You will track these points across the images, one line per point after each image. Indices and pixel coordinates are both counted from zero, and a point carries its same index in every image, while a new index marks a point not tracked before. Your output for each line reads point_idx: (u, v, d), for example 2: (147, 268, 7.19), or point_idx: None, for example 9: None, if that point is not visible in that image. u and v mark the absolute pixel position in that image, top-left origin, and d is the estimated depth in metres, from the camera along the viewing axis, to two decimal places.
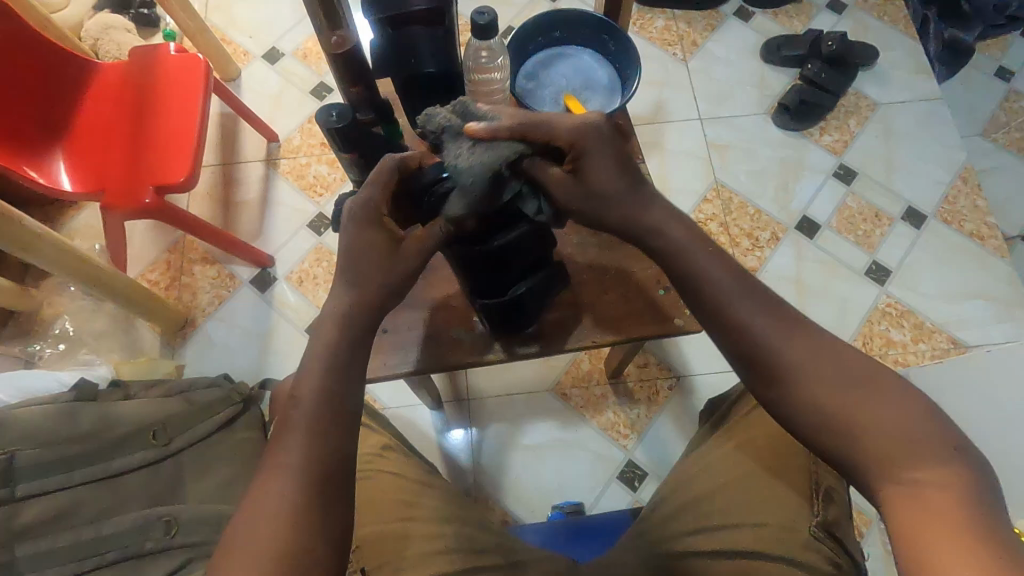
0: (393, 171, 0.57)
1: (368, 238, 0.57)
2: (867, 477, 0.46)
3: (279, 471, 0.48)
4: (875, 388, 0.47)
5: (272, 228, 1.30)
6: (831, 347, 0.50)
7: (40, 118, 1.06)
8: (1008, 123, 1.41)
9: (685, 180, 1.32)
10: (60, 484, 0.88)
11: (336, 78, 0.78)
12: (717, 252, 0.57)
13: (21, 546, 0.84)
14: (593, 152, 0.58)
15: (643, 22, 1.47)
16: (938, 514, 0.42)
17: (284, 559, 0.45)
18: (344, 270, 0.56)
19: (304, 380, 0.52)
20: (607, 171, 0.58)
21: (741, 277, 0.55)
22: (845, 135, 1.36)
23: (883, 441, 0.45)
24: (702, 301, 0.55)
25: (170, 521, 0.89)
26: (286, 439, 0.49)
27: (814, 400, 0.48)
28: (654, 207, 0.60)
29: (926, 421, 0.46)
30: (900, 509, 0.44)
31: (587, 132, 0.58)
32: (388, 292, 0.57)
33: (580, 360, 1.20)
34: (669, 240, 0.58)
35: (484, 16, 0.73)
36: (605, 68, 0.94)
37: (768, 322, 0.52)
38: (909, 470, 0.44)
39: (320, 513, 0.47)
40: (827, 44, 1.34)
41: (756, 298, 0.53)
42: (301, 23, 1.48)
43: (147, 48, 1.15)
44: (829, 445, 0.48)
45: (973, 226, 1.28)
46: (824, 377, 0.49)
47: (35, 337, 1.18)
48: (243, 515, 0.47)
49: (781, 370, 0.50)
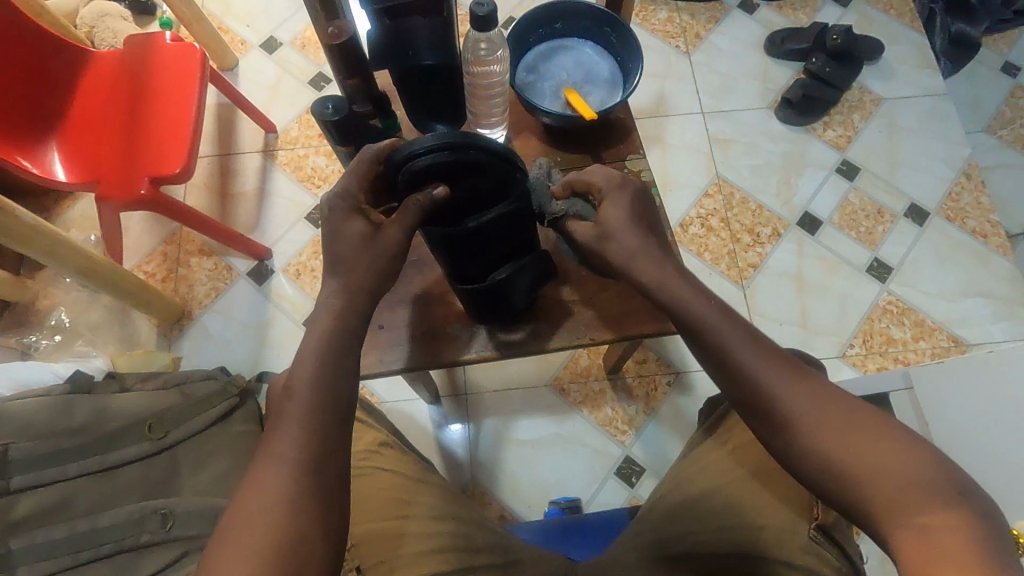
0: (369, 162, 0.58)
1: (347, 224, 0.57)
2: (873, 523, 0.44)
3: (274, 460, 0.47)
4: (881, 431, 0.46)
5: (270, 220, 1.29)
6: (833, 395, 0.49)
7: (35, 108, 1.04)
8: (1013, 119, 1.40)
9: (686, 175, 1.31)
10: (55, 477, 0.87)
11: (334, 69, 0.77)
12: (721, 305, 0.55)
13: (15, 539, 0.83)
14: (613, 201, 0.62)
15: (645, 14, 1.45)
16: (946, 555, 0.41)
17: (274, 547, 0.43)
18: (329, 261, 0.57)
19: (299, 369, 0.51)
20: (621, 219, 0.61)
21: (743, 323, 0.54)
22: (848, 131, 1.35)
23: (890, 485, 0.44)
24: (707, 352, 0.54)
25: (166, 514, 0.89)
26: (280, 429, 0.48)
27: (818, 447, 0.47)
28: (664, 263, 0.59)
29: (934, 464, 0.44)
30: (909, 555, 0.42)
31: (609, 184, 0.63)
32: (379, 272, 0.58)
33: (578, 355, 1.19)
34: (674, 292, 0.57)
35: (484, 7, 0.71)
36: (606, 61, 0.93)
37: (775, 369, 0.50)
38: (916, 515, 0.43)
39: (318, 501, 0.46)
40: (833, 38, 1.32)
41: (759, 346, 0.52)
42: (299, 12, 1.46)
43: (143, 37, 1.13)
44: (833, 489, 0.47)
45: (976, 224, 1.26)
46: (827, 423, 0.47)
47: (30, 328, 1.17)
48: (235, 510, 0.45)
49: (784, 418, 0.49)
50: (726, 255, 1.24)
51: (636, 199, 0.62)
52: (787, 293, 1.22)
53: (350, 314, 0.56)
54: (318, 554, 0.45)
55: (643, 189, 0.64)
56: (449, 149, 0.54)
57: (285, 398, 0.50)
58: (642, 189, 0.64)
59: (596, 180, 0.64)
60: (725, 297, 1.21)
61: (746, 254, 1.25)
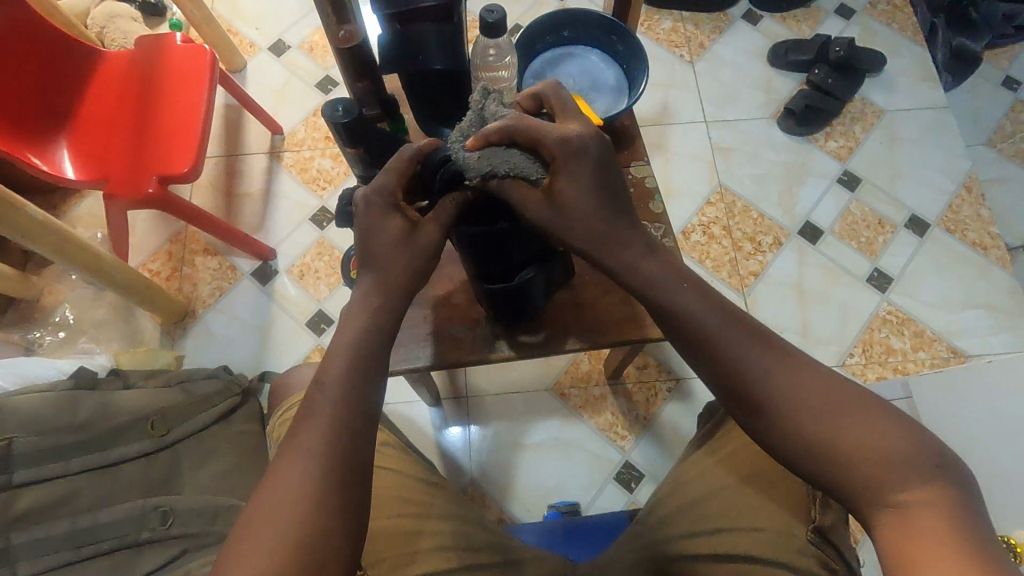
0: (410, 160, 0.56)
1: (384, 221, 0.55)
2: (856, 503, 0.45)
3: (298, 454, 0.47)
4: (860, 409, 0.46)
5: (275, 221, 1.30)
6: (814, 375, 0.48)
7: (45, 106, 1.05)
8: (1014, 132, 1.41)
9: (689, 183, 1.32)
10: (60, 471, 0.87)
11: (344, 72, 0.78)
12: (695, 287, 0.53)
13: (16, 533, 0.83)
14: (572, 169, 0.54)
15: (650, 23, 1.47)
16: (924, 532, 0.41)
17: (295, 540, 0.44)
18: (363, 257, 0.56)
19: (333, 361, 0.52)
20: (583, 191, 0.55)
21: (719, 302, 0.52)
22: (850, 142, 1.36)
23: (869, 464, 0.44)
24: (682, 335, 0.52)
25: (166, 511, 0.89)
26: (310, 420, 0.49)
27: (801, 432, 0.46)
28: (635, 242, 0.56)
29: (912, 437, 0.44)
30: (887, 533, 0.43)
31: (566, 147, 0.54)
32: (416, 271, 0.56)
33: (579, 360, 1.20)
34: (642, 275, 0.55)
35: (494, 14, 0.72)
36: (612, 68, 0.94)
37: (755, 350, 0.49)
38: (897, 491, 0.43)
39: (341, 497, 0.46)
40: (836, 50, 1.33)
41: (738, 328, 0.51)
42: (308, 15, 1.48)
43: (154, 38, 1.15)
44: (812, 472, 0.47)
45: (976, 236, 1.27)
46: (808, 406, 0.47)
47: (35, 324, 1.18)
48: (259, 498, 0.46)
49: (764, 403, 0.48)
50: (727, 262, 1.25)
51: (599, 160, 0.55)
52: (788, 302, 1.23)
53: (386, 312, 0.54)
54: (340, 540, 0.46)
55: (606, 143, 0.55)
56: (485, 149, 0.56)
57: (316, 393, 0.50)
58: (606, 145, 0.55)
59: (548, 139, 0.54)
60: None
61: (747, 262, 1.26)
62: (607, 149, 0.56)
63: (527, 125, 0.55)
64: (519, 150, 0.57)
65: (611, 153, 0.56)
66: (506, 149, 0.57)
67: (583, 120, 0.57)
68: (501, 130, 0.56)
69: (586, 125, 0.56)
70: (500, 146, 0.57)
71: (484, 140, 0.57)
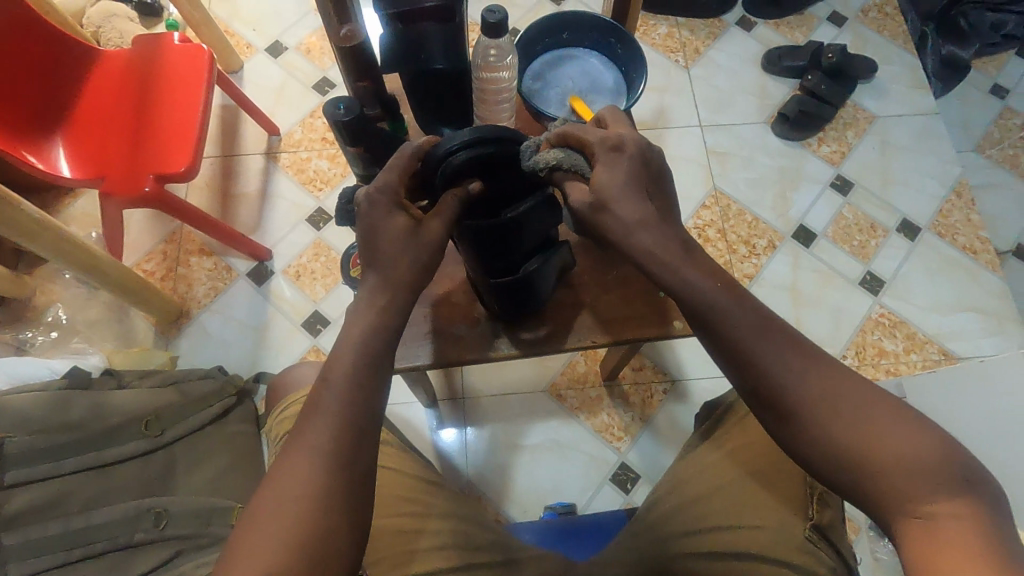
0: (410, 158, 0.57)
1: (388, 219, 0.55)
2: (882, 512, 0.44)
3: (305, 451, 0.47)
4: (891, 416, 0.45)
5: (271, 222, 1.30)
6: (846, 378, 0.47)
7: (41, 104, 1.05)
8: (1002, 139, 1.43)
9: (684, 186, 1.33)
10: (46, 474, 0.85)
11: (345, 71, 0.78)
12: (727, 288, 0.51)
13: (8, 535, 0.81)
14: (608, 163, 0.54)
15: (646, 28, 1.48)
16: (954, 545, 0.41)
17: (297, 540, 0.44)
18: (367, 257, 0.55)
19: (339, 358, 0.51)
20: (617, 179, 0.54)
21: (751, 304, 0.51)
22: (843, 147, 1.37)
23: (898, 474, 0.43)
24: (711, 334, 0.50)
25: (161, 513, 0.88)
26: (315, 416, 0.49)
27: (830, 436, 0.45)
28: (667, 235, 0.53)
29: (944, 449, 0.43)
30: (913, 544, 0.42)
31: (603, 143, 0.55)
32: (423, 266, 0.56)
33: (576, 361, 1.20)
34: (674, 273, 0.52)
35: (495, 15, 0.73)
36: (611, 71, 0.95)
37: (787, 353, 0.48)
38: (925, 503, 0.42)
39: (345, 496, 0.46)
40: (828, 56, 1.36)
41: (770, 328, 0.49)
42: (305, 17, 1.48)
43: (152, 38, 1.15)
44: (838, 477, 0.46)
45: (966, 240, 1.29)
46: (839, 411, 0.46)
47: (26, 324, 1.17)
48: (262, 497, 0.46)
49: (793, 407, 0.47)
50: (722, 265, 1.26)
51: (636, 156, 0.54)
52: (782, 304, 1.24)
53: (394, 310, 0.54)
54: (343, 543, 0.45)
55: (651, 148, 0.56)
56: (482, 143, 0.57)
57: (321, 389, 0.50)
58: (646, 149, 0.56)
59: (591, 138, 0.56)
60: None
61: (742, 265, 1.27)
62: (652, 154, 0.56)
63: (577, 127, 0.57)
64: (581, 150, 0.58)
65: (654, 155, 0.56)
66: (571, 150, 0.58)
67: (628, 126, 0.58)
68: (564, 132, 0.58)
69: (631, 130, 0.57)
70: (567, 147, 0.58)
71: (551, 138, 0.58)
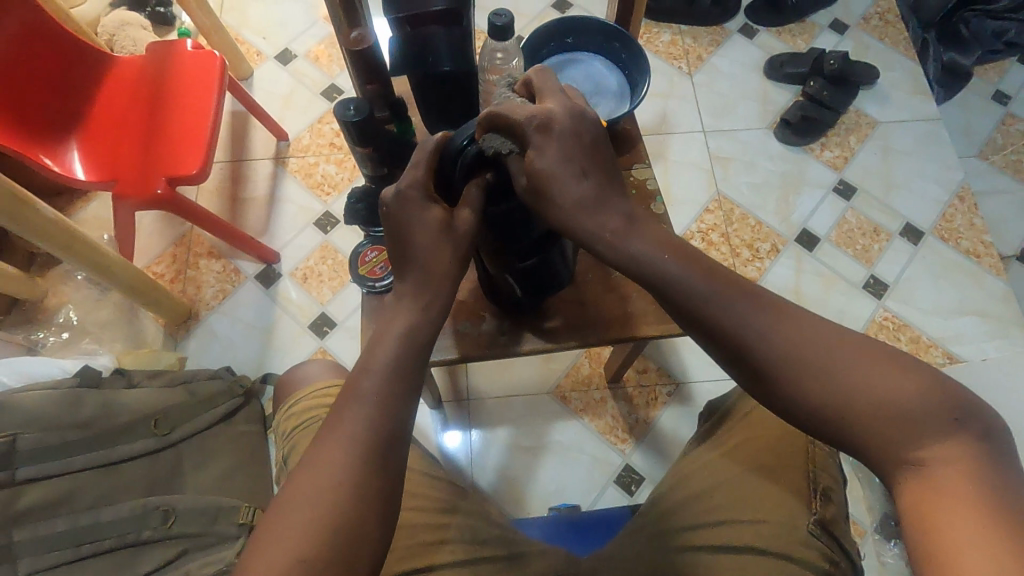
0: (433, 153, 0.58)
1: (424, 213, 0.56)
2: (878, 466, 0.45)
3: (342, 439, 0.48)
4: (870, 364, 0.45)
5: (279, 226, 1.32)
6: (816, 334, 0.47)
7: (57, 108, 1.07)
8: (1005, 145, 1.44)
9: (688, 191, 1.35)
10: (60, 470, 0.86)
11: (354, 75, 0.80)
12: (682, 256, 0.53)
13: (18, 530, 0.81)
14: (543, 144, 0.54)
15: (649, 36, 1.50)
16: (942, 491, 0.41)
17: (331, 524, 0.45)
18: (402, 251, 0.57)
19: (378, 350, 0.53)
20: (552, 157, 0.54)
21: (706, 266, 0.52)
22: (846, 152, 1.38)
23: (886, 424, 0.43)
24: (680, 307, 0.51)
25: (167, 510, 0.88)
26: (353, 405, 0.50)
27: (809, 397, 0.46)
28: (610, 212, 0.55)
29: (929, 390, 0.43)
30: (909, 493, 0.43)
31: (532, 122, 0.54)
32: (463, 253, 0.58)
33: (580, 363, 1.21)
34: (626, 251, 0.54)
35: (501, 18, 0.75)
36: (615, 75, 0.96)
37: (753, 312, 0.48)
38: (914, 449, 0.43)
39: (378, 488, 0.47)
40: (830, 63, 1.37)
41: (734, 293, 0.50)
42: (314, 25, 1.51)
43: (165, 44, 1.17)
44: (825, 433, 0.46)
45: (969, 244, 1.30)
46: (813, 370, 0.46)
47: (39, 325, 1.19)
48: (298, 481, 0.47)
49: (769, 368, 0.47)
50: None
51: (565, 131, 0.55)
52: None
53: (435, 308, 0.56)
54: (373, 532, 0.46)
55: (582, 117, 0.56)
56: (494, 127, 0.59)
57: (359, 380, 0.51)
58: (578, 121, 0.56)
59: (517, 121, 0.54)
60: None
61: (745, 268, 1.27)
62: (586, 123, 0.56)
63: (502, 107, 0.56)
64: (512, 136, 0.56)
65: (586, 126, 0.56)
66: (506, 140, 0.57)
67: (560, 96, 0.57)
68: (487, 120, 0.56)
69: (558, 103, 0.56)
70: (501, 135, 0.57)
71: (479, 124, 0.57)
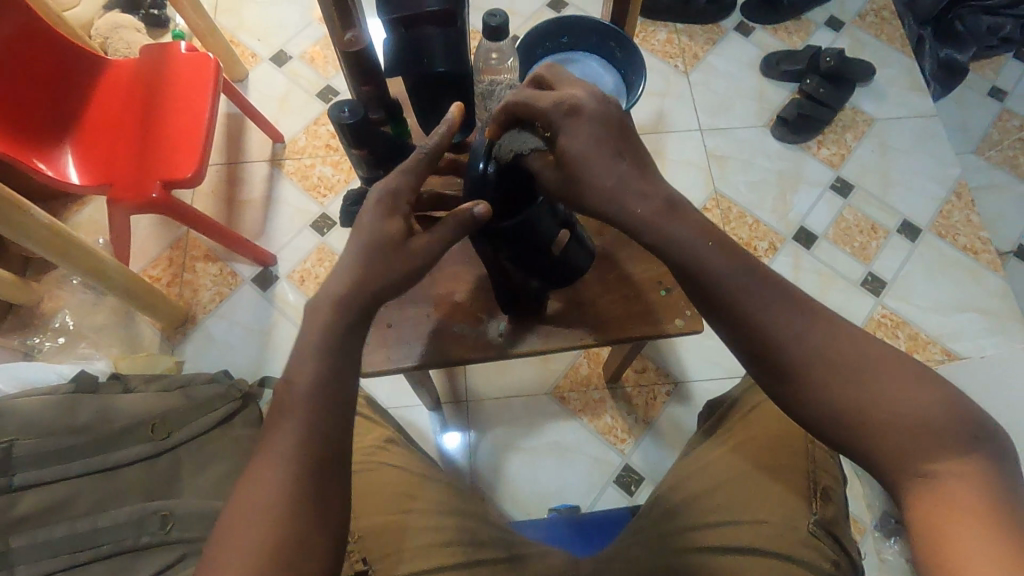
0: (428, 164, 0.60)
1: (388, 220, 0.58)
2: (888, 476, 0.45)
3: (273, 457, 0.48)
4: (893, 374, 0.45)
5: (276, 228, 1.31)
6: (844, 335, 0.47)
7: (51, 112, 1.06)
8: (1002, 141, 1.44)
9: (685, 189, 1.34)
10: (55, 477, 0.82)
11: (348, 77, 0.79)
12: (717, 243, 0.52)
13: (16, 537, 0.78)
14: (571, 128, 0.56)
15: (645, 35, 1.50)
16: (957, 508, 0.41)
17: (271, 543, 0.45)
18: (356, 249, 0.57)
19: (302, 362, 0.51)
20: (581, 138, 0.55)
21: (747, 260, 0.51)
22: (842, 149, 1.38)
23: (903, 433, 0.44)
24: (707, 296, 0.51)
25: (166, 515, 0.83)
26: (282, 421, 0.49)
27: (831, 398, 0.46)
28: (654, 196, 0.54)
29: (948, 406, 0.44)
30: (918, 504, 0.43)
31: (559, 108, 0.56)
32: (405, 275, 0.58)
33: (579, 363, 1.21)
34: (661, 232, 0.53)
35: (496, 19, 0.74)
36: (610, 75, 0.96)
37: (788, 311, 0.48)
38: (930, 463, 0.43)
39: (311, 506, 0.47)
40: (826, 60, 1.36)
41: (765, 287, 0.50)
42: (310, 27, 1.50)
43: (159, 47, 1.16)
44: (839, 438, 0.46)
45: (966, 240, 1.30)
46: (839, 370, 0.46)
47: (35, 330, 1.18)
48: (234, 503, 0.47)
49: (795, 367, 0.47)
50: None
51: (595, 115, 0.56)
52: None
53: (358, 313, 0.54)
54: (319, 547, 0.46)
55: (608, 104, 0.57)
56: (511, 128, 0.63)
57: (286, 385, 0.50)
58: (604, 105, 0.57)
59: (543, 107, 0.56)
60: None
61: None
62: (613, 109, 0.57)
63: (523, 98, 0.58)
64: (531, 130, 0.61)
65: (612, 109, 0.57)
66: (526, 137, 0.61)
67: (581, 83, 0.59)
68: (506, 110, 0.60)
69: (581, 89, 0.57)
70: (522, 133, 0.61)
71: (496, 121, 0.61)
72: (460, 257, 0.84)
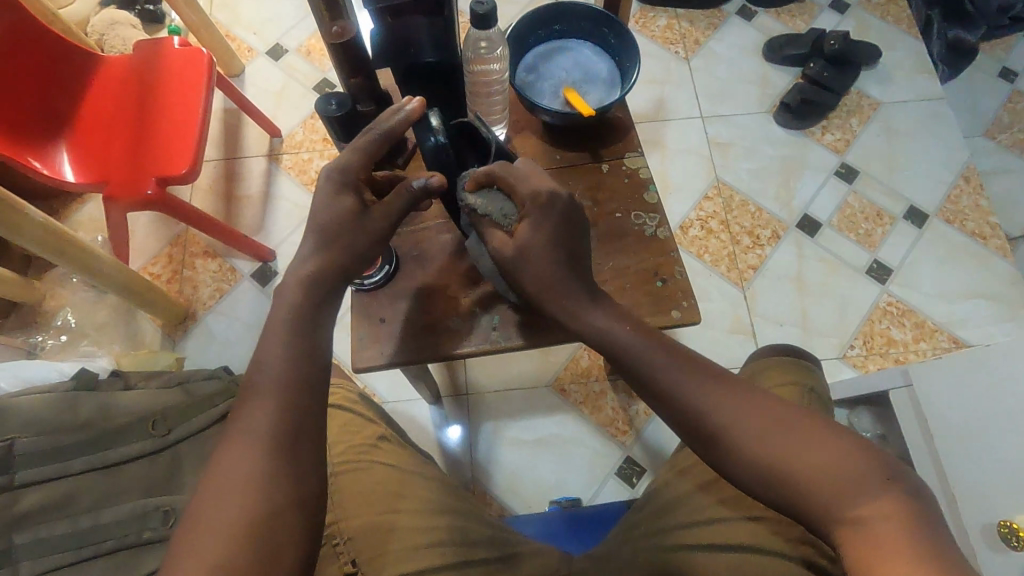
0: (377, 143, 0.63)
1: (339, 198, 0.60)
2: (819, 523, 0.48)
3: (244, 443, 0.49)
4: (805, 430, 0.50)
5: (274, 224, 1.31)
6: (759, 398, 0.52)
7: (47, 111, 1.06)
8: (1012, 123, 1.41)
9: (685, 178, 1.32)
10: (56, 473, 0.72)
11: (337, 69, 0.78)
12: (641, 329, 0.59)
13: (19, 533, 0.70)
14: (537, 217, 0.62)
15: (645, 21, 1.47)
16: (885, 545, 0.44)
17: (250, 532, 0.46)
18: (315, 230, 0.59)
19: (275, 349, 0.53)
20: (540, 238, 0.61)
21: (670, 343, 0.57)
22: (847, 135, 1.36)
23: (823, 483, 0.47)
24: (636, 376, 0.57)
25: (168, 510, 0.74)
26: (256, 407, 0.50)
27: (755, 457, 0.50)
28: (577, 291, 0.61)
29: (858, 455, 0.48)
30: (850, 549, 0.45)
31: (535, 200, 0.62)
32: (374, 240, 0.62)
33: (579, 356, 1.20)
34: (586, 324, 0.60)
35: (483, 6, 0.73)
36: (605, 61, 0.94)
37: (697, 385, 0.54)
38: (854, 508, 0.46)
39: (289, 496, 0.48)
40: (830, 43, 1.33)
41: (684, 363, 0.55)
42: (306, 19, 1.49)
43: (153, 42, 1.16)
44: (763, 491, 0.50)
45: (975, 226, 1.27)
46: (758, 432, 0.50)
47: (37, 328, 1.19)
48: (210, 493, 0.48)
49: (717, 432, 0.52)
50: (725, 257, 1.25)
51: (562, 210, 0.62)
52: (788, 294, 1.22)
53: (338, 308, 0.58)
54: (297, 536, 0.48)
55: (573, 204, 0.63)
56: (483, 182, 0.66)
57: (264, 377, 0.52)
58: (571, 204, 0.63)
59: (523, 193, 0.63)
60: (725, 299, 1.22)
61: (746, 256, 1.25)
62: (575, 210, 0.64)
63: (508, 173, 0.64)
64: (503, 194, 0.64)
65: (574, 211, 0.63)
66: (498, 198, 0.64)
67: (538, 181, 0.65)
68: (490, 170, 0.64)
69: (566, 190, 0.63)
70: (493, 192, 0.65)
71: (477, 176, 0.65)
72: (452, 251, 0.83)
